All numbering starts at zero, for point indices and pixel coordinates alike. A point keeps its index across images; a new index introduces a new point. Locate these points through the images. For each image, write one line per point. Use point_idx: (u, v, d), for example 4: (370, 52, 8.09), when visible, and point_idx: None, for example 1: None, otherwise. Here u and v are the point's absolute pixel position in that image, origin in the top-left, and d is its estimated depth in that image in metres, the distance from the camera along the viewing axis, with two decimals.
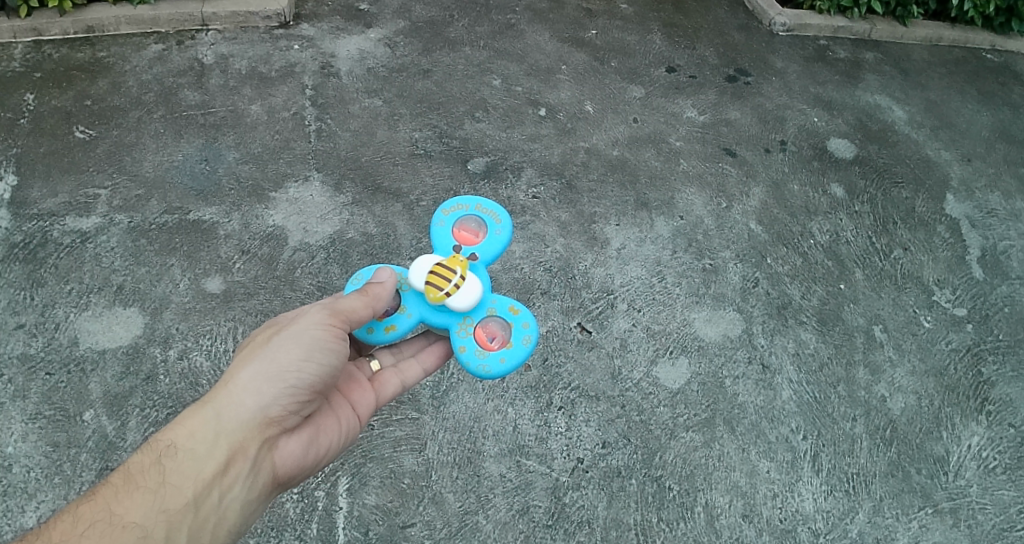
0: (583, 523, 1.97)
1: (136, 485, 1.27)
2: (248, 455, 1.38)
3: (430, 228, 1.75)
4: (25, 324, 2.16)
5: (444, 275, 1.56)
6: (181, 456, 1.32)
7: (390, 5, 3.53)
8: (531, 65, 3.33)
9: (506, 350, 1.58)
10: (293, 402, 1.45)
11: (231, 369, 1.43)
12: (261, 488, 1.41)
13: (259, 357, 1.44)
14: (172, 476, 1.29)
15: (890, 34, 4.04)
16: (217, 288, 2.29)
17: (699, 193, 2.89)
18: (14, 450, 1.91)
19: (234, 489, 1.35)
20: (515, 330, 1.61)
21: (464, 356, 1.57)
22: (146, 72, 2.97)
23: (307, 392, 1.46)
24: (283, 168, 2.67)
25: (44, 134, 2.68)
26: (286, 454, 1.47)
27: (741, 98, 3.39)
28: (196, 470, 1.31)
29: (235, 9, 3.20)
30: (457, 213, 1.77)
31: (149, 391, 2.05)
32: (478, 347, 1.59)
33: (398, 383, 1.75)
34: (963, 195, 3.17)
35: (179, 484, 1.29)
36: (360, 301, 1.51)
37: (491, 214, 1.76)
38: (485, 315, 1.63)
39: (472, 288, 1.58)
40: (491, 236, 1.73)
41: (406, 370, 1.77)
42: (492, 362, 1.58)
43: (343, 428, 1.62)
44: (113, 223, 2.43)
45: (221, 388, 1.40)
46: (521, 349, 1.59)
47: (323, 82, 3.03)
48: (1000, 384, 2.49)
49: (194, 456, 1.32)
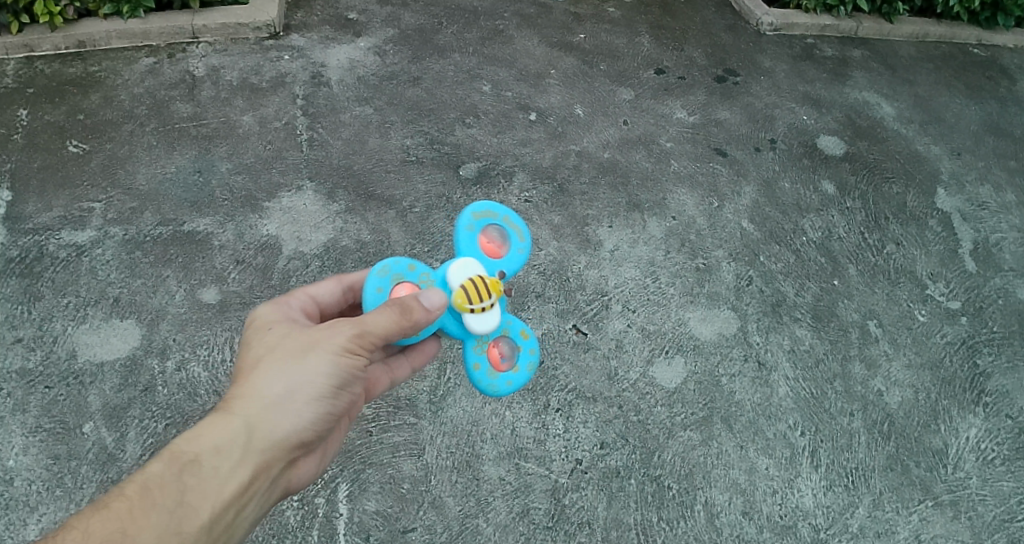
0: (583, 524, 1.98)
1: (152, 501, 1.14)
2: (269, 475, 1.29)
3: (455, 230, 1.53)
4: (24, 338, 2.16)
5: (477, 289, 1.42)
6: (204, 472, 1.19)
7: (379, 14, 3.55)
8: (520, 70, 3.35)
9: (513, 374, 1.51)
10: (320, 423, 1.36)
11: (261, 377, 1.30)
12: (269, 506, 1.33)
13: (294, 369, 1.32)
14: (192, 494, 1.17)
15: (876, 31, 4.07)
16: (213, 299, 2.30)
17: (691, 193, 2.91)
18: (14, 464, 1.91)
19: (248, 510, 1.26)
20: (523, 356, 1.52)
21: (475, 373, 1.47)
22: (138, 85, 2.98)
23: (331, 413, 1.39)
24: (276, 178, 2.69)
25: (38, 149, 2.68)
26: (296, 471, 1.41)
27: (730, 98, 3.41)
28: (218, 489, 1.19)
29: (225, 21, 3.21)
30: (485, 219, 1.56)
31: (147, 402, 2.05)
32: (489, 367, 1.49)
33: (389, 380, 1.74)
34: (954, 188, 3.19)
35: (200, 505, 1.17)
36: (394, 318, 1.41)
37: (517, 229, 1.58)
38: (500, 334, 1.52)
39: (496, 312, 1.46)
40: (512, 253, 1.56)
41: (396, 368, 1.75)
42: (499, 383, 1.50)
43: (338, 433, 1.58)
44: (107, 236, 2.44)
45: (249, 398, 1.28)
46: (525, 375, 1.51)
47: (314, 92, 3.04)
48: (996, 375, 2.50)
49: (220, 476, 1.20)
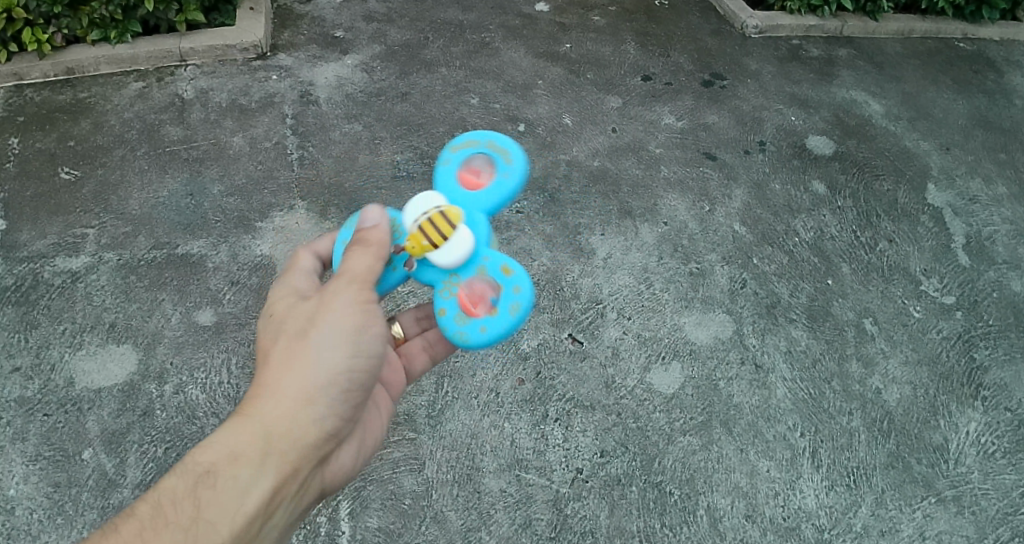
0: (586, 533, 1.98)
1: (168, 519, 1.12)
2: (298, 479, 1.26)
3: (435, 170, 1.52)
4: (21, 367, 2.17)
5: (438, 227, 1.36)
6: (221, 484, 1.16)
7: (365, 30, 3.56)
8: (508, 82, 3.36)
9: (488, 318, 1.38)
10: (341, 412, 1.32)
11: (284, 366, 1.28)
12: (301, 511, 1.33)
13: (300, 348, 1.29)
14: (208, 509, 1.14)
15: (861, 30, 4.09)
16: (208, 321, 2.30)
17: (681, 198, 2.92)
18: (15, 493, 1.92)
19: (275, 521, 1.23)
20: (503, 296, 1.38)
21: (442, 320, 1.42)
22: (128, 110, 2.99)
23: (351, 403, 1.35)
24: (268, 198, 2.69)
25: (30, 177, 2.70)
26: (336, 466, 1.45)
27: (718, 102, 3.42)
28: (235, 506, 1.16)
29: (212, 43, 3.22)
30: (467, 150, 1.52)
31: (147, 427, 2.06)
32: (458, 312, 1.41)
33: (427, 358, 1.79)
34: (944, 183, 3.20)
35: (222, 521, 1.14)
36: (373, 255, 1.38)
37: (466, 143, 1.53)
38: (475, 272, 1.42)
39: (463, 239, 1.37)
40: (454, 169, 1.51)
41: (437, 344, 1.80)
42: (472, 331, 1.40)
43: (382, 414, 1.64)
44: (102, 262, 2.44)
45: (263, 396, 1.26)
46: (506, 319, 1.37)
47: (303, 111, 3.06)
48: (993, 368, 2.51)
49: (238, 487, 1.17)
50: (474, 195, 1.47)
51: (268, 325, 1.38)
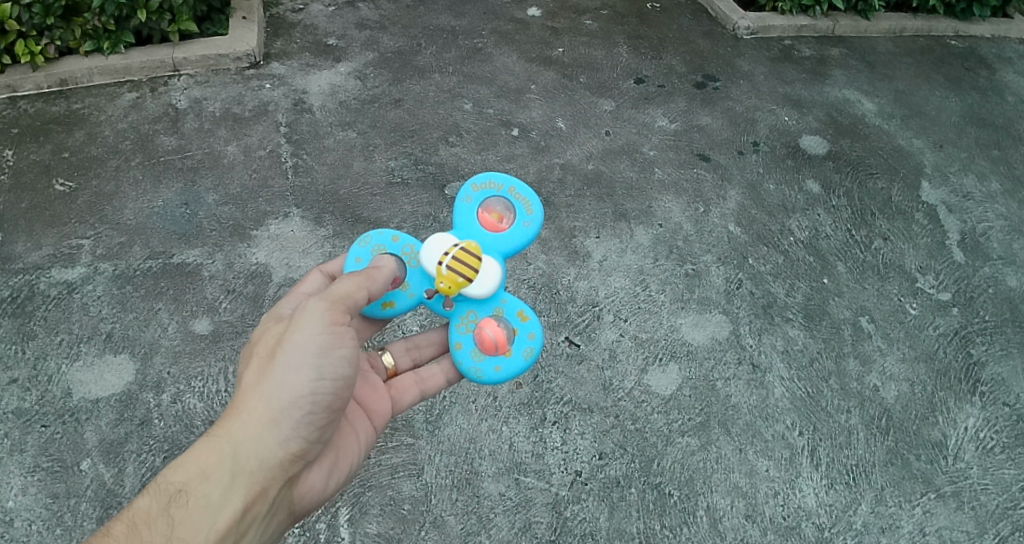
0: (585, 535, 1.98)
1: (139, 537, 1.25)
2: (267, 497, 1.38)
3: (455, 203, 1.75)
4: (18, 379, 2.17)
5: (466, 262, 1.56)
6: (192, 504, 1.29)
7: (358, 38, 3.57)
8: (500, 87, 3.37)
9: (502, 359, 1.63)
10: (310, 433, 1.42)
11: (254, 390, 1.39)
12: (276, 526, 1.43)
13: (270, 374, 1.40)
14: (179, 528, 1.26)
15: (852, 29, 4.11)
16: (205, 329, 2.31)
17: (676, 200, 2.93)
18: (14, 504, 1.92)
19: (247, 536, 1.35)
20: (517, 339, 1.63)
21: (458, 352, 1.64)
22: (122, 120, 3.00)
23: (319, 424, 1.44)
24: (262, 206, 2.70)
25: (25, 190, 2.70)
26: (305, 486, 1.51)
27: (711, 103, 3.43)
28: (204, 523, 1.28)
29: (205, 53, 3.23)
30: (487, 191, 1.76)
31: (145, 436, 2.06)
32: (474, 347, 1.64)
33: (417, 392, 1.80)
34: (938, 180, 3.21)
35: (191, 539, 1.26)
36: (354, 283, 1.49)
37: (486, 186, 1.76)
38: (491, 312, 1.66)
39: (487, 282, 1.60)
40: (472, 207, 1.75)
41: (427, 379, 1.81)
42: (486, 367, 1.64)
43: (360, 441, 1.66)
44: (97, 272, 2.45)
45: (234, 416, 1.37)
46: (519, 361, 1.63)
47: (298, 119, 3.06)
48: (990, 364, 2.51)
49: (208, 505, 1.30)
50: (491, 235, 1.73)
51: (247, 350, 1.49)
